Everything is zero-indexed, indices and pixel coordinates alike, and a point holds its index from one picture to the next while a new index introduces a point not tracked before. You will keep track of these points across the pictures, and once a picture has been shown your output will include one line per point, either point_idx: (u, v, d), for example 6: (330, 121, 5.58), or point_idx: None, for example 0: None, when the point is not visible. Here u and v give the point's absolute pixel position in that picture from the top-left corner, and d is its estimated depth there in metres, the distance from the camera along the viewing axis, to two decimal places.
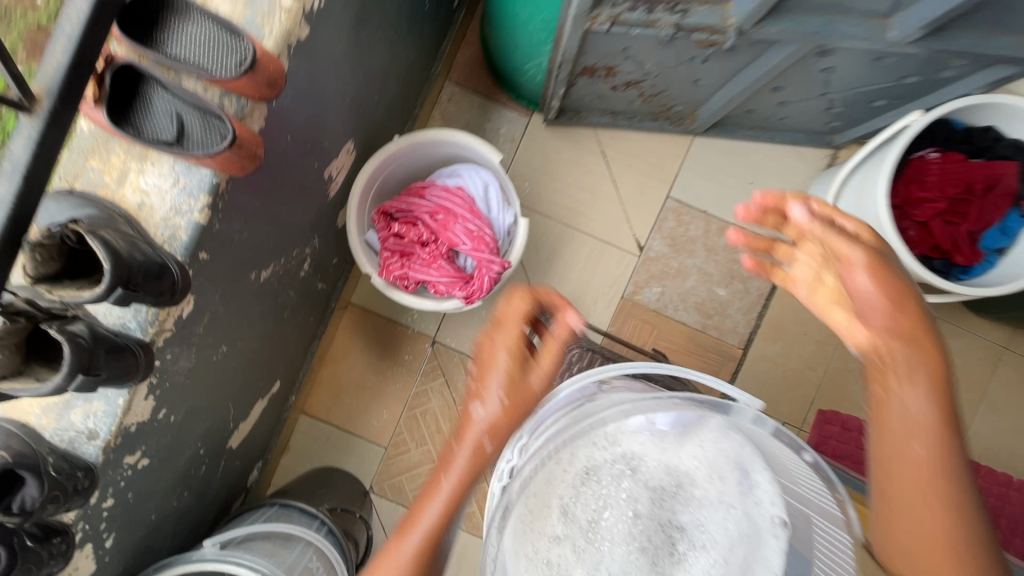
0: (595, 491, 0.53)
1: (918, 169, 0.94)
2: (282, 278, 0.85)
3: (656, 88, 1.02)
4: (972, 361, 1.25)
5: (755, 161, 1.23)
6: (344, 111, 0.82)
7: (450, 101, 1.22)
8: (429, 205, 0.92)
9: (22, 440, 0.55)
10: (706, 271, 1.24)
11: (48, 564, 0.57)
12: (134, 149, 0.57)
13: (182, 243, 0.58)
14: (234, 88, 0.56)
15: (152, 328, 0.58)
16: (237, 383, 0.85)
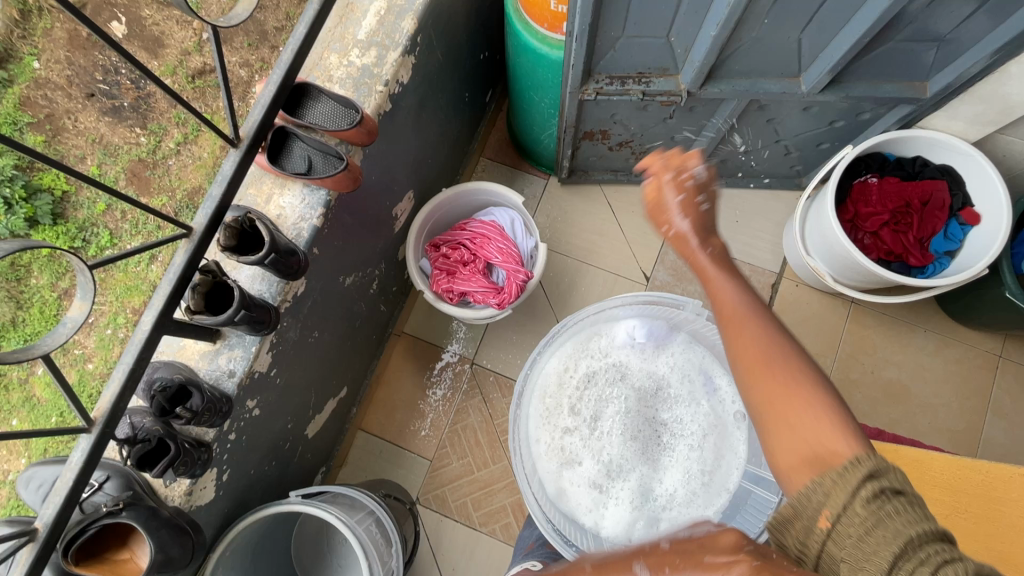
0: (594, 382, 0.95)
1: (862, 192, 1.17)
2: (358, 289, 1.11)
3: (643, 146, 1.31)
4: (971, 368, 1.34)
5: (738, 204, 1.48)
6: (408, 166, 1.13)
7: (484, 171, 1.55)
8: (468, 234, 1.20)
9: (188, 372, 0.79)
10: (706, 295, 1.43)
11: (195, 466, 0.77)
12: (278, 180, 0.87)
13: (305, 239, 0.86)
14: (346, 137, 0.86)
15: (279, 297, 0.84)
16: (320, 372, 1.07)
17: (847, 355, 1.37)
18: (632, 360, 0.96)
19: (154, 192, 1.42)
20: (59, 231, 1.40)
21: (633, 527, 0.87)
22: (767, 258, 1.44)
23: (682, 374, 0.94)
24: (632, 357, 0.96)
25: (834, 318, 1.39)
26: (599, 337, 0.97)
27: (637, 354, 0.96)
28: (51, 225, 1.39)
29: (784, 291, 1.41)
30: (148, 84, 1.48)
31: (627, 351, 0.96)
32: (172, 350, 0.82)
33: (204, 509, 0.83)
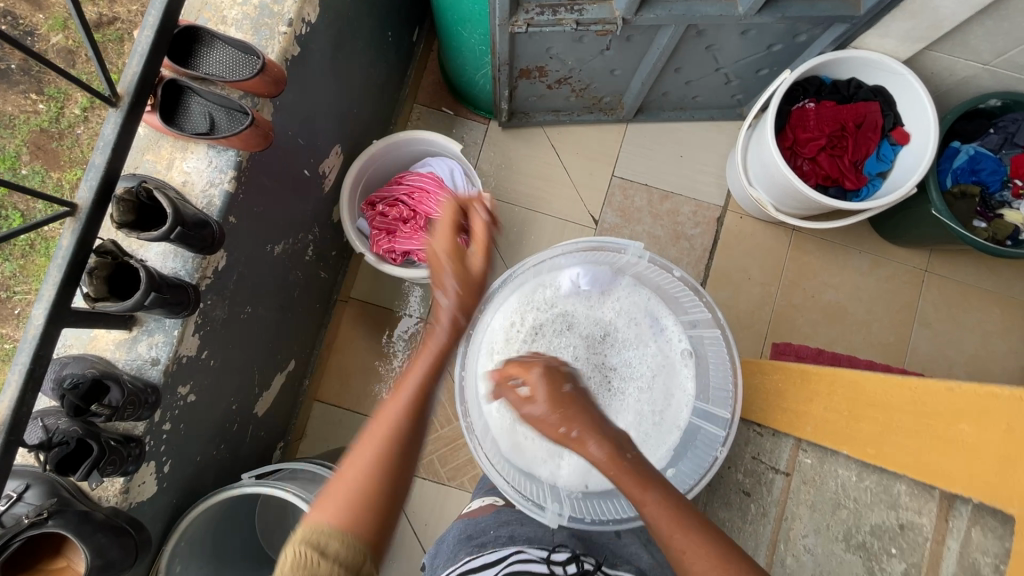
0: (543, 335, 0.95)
1: (800, 117, 1.17)
2: (291, 257, 1.03)
3: (583, 82, 1.26)
4: (899, 284, 1.41)
5: (681, 138, 1.45)
6: (331, 119, 1.03)
7: (419, 119, 1.45)
8: (405, 188, 1.14)
9: (104, 365, 0.72)
10: (654, 234, 1.43)
11: (127, 463, 0.71)
12: (178, 143, 0.77)
13: (217, 208, 0.78)
14: (248, 88, 0.76)
15: (198, 273, 0.76)
16: (259, 348, 1.01)
17: (789, 281, 1.41)
18: (579, 309, 0.97)
19: (67, 165, 1.19)
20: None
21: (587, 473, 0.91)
22: (712, 192, 1.44)
23: (629, 319, 0.97)
24: (576, 307, 0.97)
25: (777, 246, 1.42)
26: (544, 288, 0.97)
27: (583, 302, 0.97)
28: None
29: (730, 224, 1.43)
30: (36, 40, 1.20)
31: (573, 301, 0.97)
32: (81, 343, 0.74)
33: (147, 505, 0.79)
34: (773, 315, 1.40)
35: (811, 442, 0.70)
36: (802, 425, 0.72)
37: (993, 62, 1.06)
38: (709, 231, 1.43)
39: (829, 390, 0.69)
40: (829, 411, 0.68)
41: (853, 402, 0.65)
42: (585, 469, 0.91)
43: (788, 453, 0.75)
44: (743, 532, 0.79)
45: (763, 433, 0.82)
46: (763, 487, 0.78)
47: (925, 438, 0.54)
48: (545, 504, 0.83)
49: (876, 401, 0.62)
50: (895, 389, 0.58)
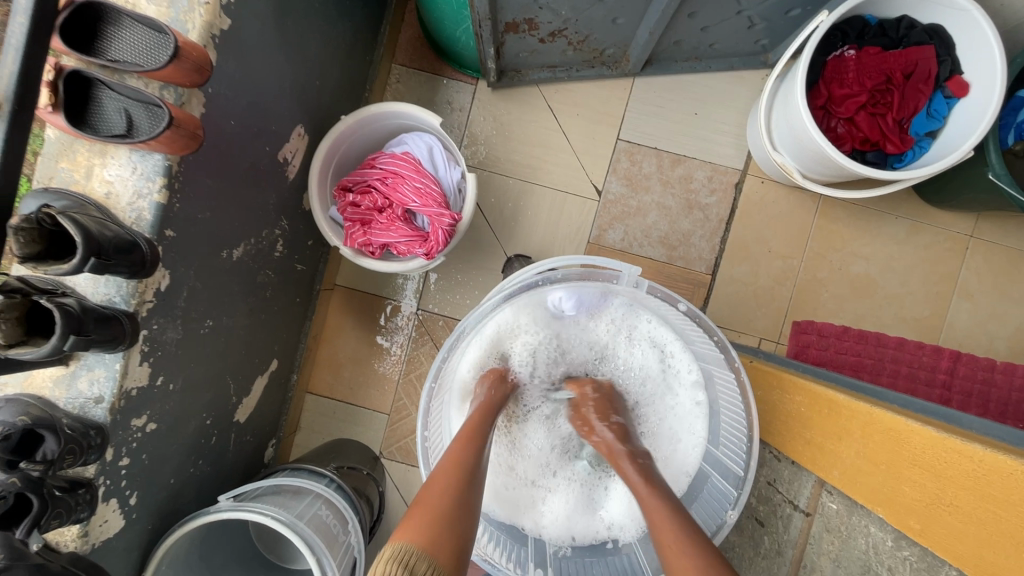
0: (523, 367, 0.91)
1: (836, 68, 1.00)
2: (255, 257, 0.93)
3: (581, 33, 1.09)
4: (939, 253, 1.27)
5: (696, 92, 1.28)
6: (288, 98, 0.90)
7: (398, 82, 1.29)
8: (379, 172, 1.01)
9: (41, 408, 0.65)
10: (665, 205, 1.28)
11: (77, 510, 0.66)
12: (94, 146, 0.66)
13: (148, 222, 0.67)
14: (167, 78, 0.64)
15: (135, 299, 0.67)
16: (231, 358, 0.94)
17: (814, 254, 1.28)
18: (567, 336, 0.92)
19: None
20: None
21: (575, 519, 0.90)
22: (730, 154, 1.28)
23: (626, 348, 0.91)
24: (565, 335, 0.92)
25: (803, 214, 1.27)
26: (525, 315, 0.88)
27: (571, 329, 0.91)
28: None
29: (749, 190, 1.28)
30: None
31: (560, 329, 0.91)
32: (15, 382, 0.66)
33: (114, 540, 0.74)
34: (795, 291, 1.28)
35: (836, 487, 0.65)
36: (828, 468, 0.66)
37: None
38: (726, 199, 1.28)
39: (862, 434, 0.62)
40: (866, 457, 0.61)
41: (893, 457, 0.57)
42: (572, 516, 0.90)
43: (810, 491, 0.70)
44: (756, 565, 0.76)
45: (780, 459, 0.77)
46: (779, 521, 0.74)
47: (982, 524, 0.47)
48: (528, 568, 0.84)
49: (923, 463, 0.54)
50: (952, 456, 0.51)
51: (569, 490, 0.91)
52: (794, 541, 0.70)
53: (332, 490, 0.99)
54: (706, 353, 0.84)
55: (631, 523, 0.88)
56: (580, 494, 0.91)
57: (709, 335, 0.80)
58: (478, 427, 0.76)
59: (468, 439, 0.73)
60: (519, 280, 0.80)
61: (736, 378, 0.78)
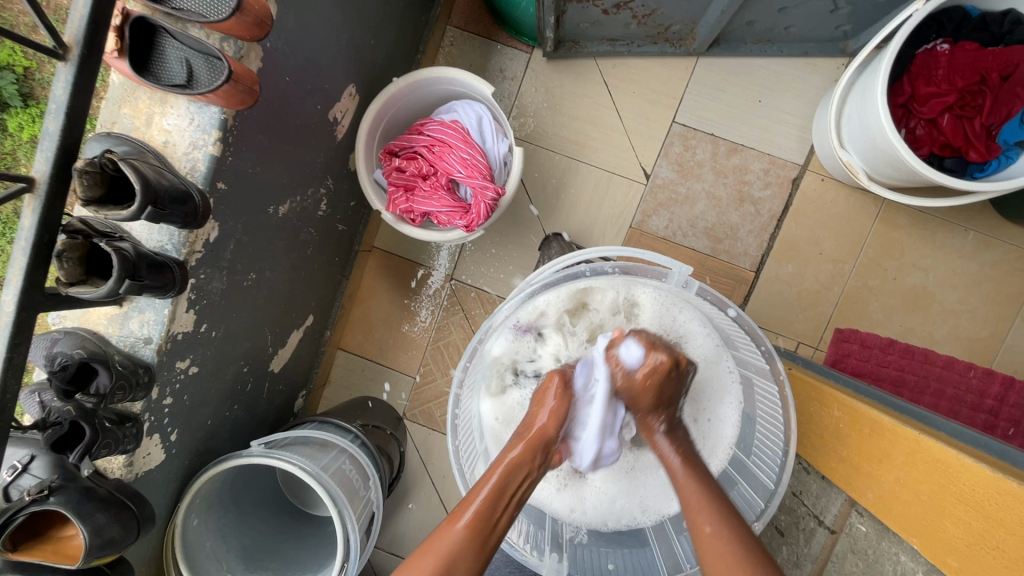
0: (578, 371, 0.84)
1: (925, 63, 0.92)
2: (300, 215, 0.95)
3: (647, 7, 1.04)
4: (1008, 272, 1.18)
5: (763, 78, 1.20)
6: (342, 57, 0.89)
7: (452, 45, 1.26)
8: (426, 139, 1.01)
9: (95, 343, 0.69)
10: (715, 195, 1.23)
11: (123, 442, 0.70)
12: (155, 94, 0.67)
13: (202, 173, 0.68)
14: (228, 30, 0.63)
15: (185, 248, 0.70)
16: (270, 310, 0.97)
17: (869, 260, 1.21)
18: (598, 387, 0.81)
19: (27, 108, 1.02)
20: (29, 117, 1.13)
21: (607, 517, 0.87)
22: (791, 147, 1.21)
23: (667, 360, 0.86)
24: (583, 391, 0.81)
25: (861, 217, 1.20)
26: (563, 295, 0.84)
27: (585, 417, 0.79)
28: (22, 109, 1.12)
29: (807, 187, 1.21)
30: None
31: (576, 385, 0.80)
32: (74, 316, 0.70)
33: (155, 472, 0.79)
34: (842, 298, 1.22)
35: (867, 509, 0.64)
36: (862, 490, 0.65)
37: None
38: (781, 194, 1.22)
39: (904, 463, 0.60)
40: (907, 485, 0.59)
41: (936, 490, 0.56)
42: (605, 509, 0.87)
43: (838, 510, 0.70)
44: None
45: (809, 472, 0.77)
46: (802, 534, 0.75)
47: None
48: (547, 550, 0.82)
49: (968, 500, 0.52)
50: (1004, 498, 0.49)
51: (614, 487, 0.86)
52: (815, 554, 0.71)
53: (356, 446, 1.03)
54: (747, 355, 0.81)
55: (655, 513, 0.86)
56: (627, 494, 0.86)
57: (756, 343, 0.77)
58: (513, 468, 0.71)
59: (507, 473, 0.70)
60: (564, 266, 0.77)
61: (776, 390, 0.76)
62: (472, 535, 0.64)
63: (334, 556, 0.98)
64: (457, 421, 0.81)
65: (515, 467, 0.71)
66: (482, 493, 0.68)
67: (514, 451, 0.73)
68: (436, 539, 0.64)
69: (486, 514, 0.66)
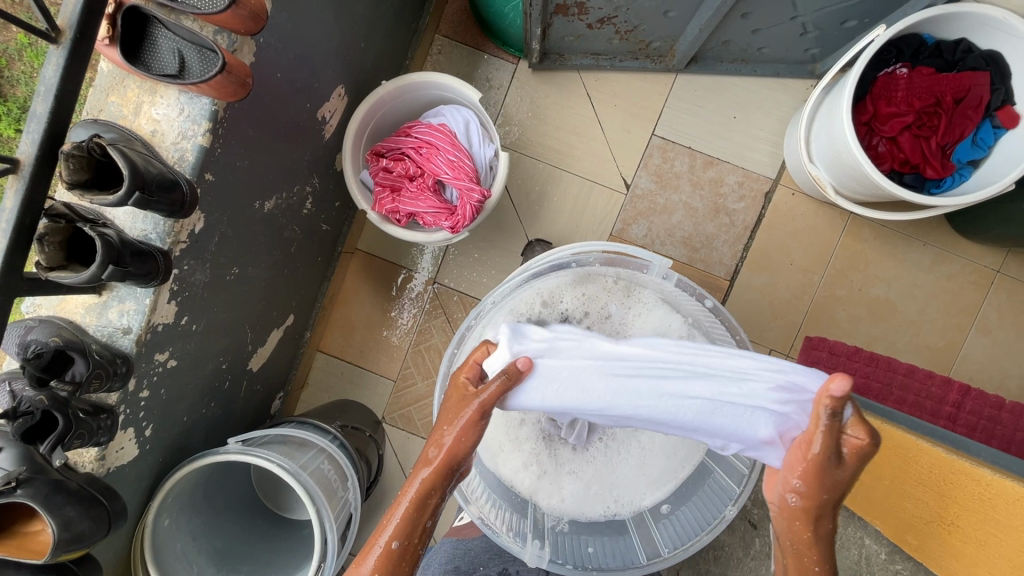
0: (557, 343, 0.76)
1: (886, 86, 0.99)
2: (285, 212, 0.95)
3: (630, 23, 1.09)
4: (963, 285, 1.25)
5: (738, 96, 1.26)
6: (333, 58, 0.91)
7: (440, 53, 1.29)
8: (414, 141, 1.03)
9: (71, 331, 0.67)
10: (692, 206, 1.28)
11: (97, 434, 0.68)
12: (145, 84, 0.67)
13: (190, 164, 0.69)
14: (223, 23, 0.64)
15: (170, 239, 0.69)
16: (251, 306, 0.96)
17: (836, 271, 1.27)
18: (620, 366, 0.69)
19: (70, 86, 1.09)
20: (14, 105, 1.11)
21: (584, 502, 0.87)
22: (763, 162, 1.27)
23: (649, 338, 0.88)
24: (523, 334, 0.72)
25: (829, 230, 1.26)
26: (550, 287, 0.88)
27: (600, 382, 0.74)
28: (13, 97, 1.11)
29: (778, 200, 1.27)
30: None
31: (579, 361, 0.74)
32: (49, 305, 0.69)
33: (127, 467, 0.77)
34: (811, 307, 1.27)
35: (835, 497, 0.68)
36: None
37: None
38: (754, 207, 1.27)
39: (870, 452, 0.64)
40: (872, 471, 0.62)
41: (896, 473, 0.61)
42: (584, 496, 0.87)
43: None
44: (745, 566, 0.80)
45: None
46: None
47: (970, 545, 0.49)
48: (529, 539, 0.83)
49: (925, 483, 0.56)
50: (957, 477, 0.53)
51: (590, 473, 0.87)
52: None
53: (335, 446, 1.02)
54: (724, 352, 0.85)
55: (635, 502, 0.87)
56: (599, 480, 0.87)
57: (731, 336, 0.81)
58: (421, 498, 0.64)
59: (413, 509, 0.64)
60: (550, 259, 0.84)
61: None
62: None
63: (309, 558, 0.96)
64: (442, 406, 0.85)
65: (428, 491, 0.64)
66: (387, 535, 0.63)
67: (421, 479, 0.64)
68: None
69: (397, 557, 0.63)
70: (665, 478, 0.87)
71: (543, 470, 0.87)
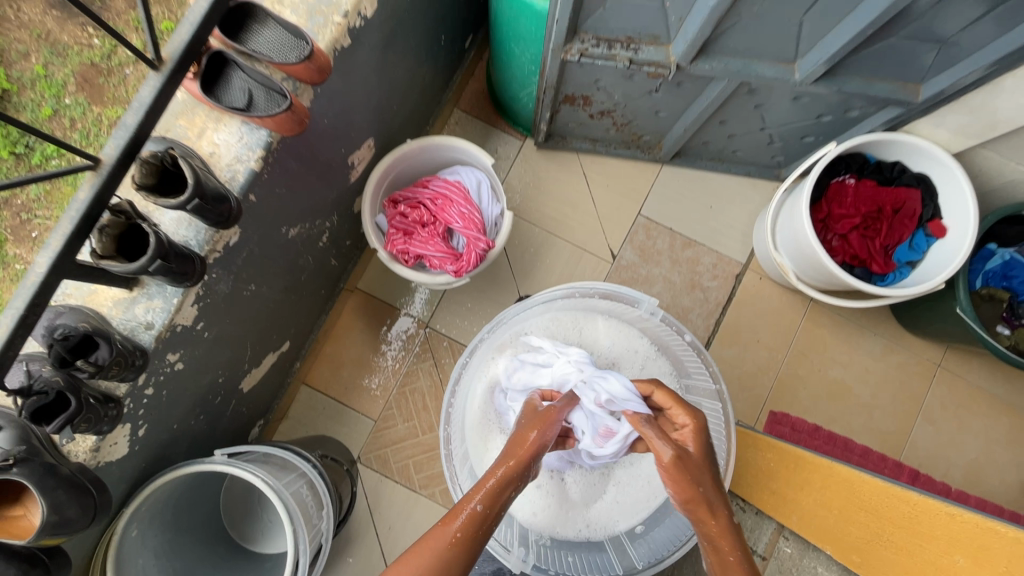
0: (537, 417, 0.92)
1: (838, 191, 1.17)
2: (305, 241, 1.03)
3: (626, 117, 1.26)
4: (910, 376, 1.38)
5: (714, 189, 1.44)
6: (370, 114, 1.04)
7: (457, 124, 1.45)
8: (430, 192, 1.14)
9: (97, 321, 0.71)
10: (671, 280, 1.40)
11: (101, 422, 0.70)
12: (213, 113, 0.77)
13: (239, 184, 0.77)
14: (293, 72, 0.76)
15: (208, 246, 0.76)
16: (257, 325, 1.01)
17: (798, 352, 1.38)
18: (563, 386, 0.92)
19: (101, 103, 1.23)
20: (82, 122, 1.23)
21: (562, 519, 0.93)
22: (734, 247, 1.42)
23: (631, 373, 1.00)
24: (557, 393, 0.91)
25: (792, 313, 1.39)
26: (545, 320, 1.02)
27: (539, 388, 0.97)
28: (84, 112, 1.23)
29: (747, 283, 1.41)
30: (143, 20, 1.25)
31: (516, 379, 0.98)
32: (80, 295, 0.73)
33: (113, 465, 0.78)
34: (776, 383, 1.37)
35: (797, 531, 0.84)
36: (789, 513, 0.86)
37: None
38: (726, 286, 1.41)
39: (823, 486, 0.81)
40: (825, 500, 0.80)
41: (846, 503, 0.77)
42: (562, 512, 0.94)
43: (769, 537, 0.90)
44: None
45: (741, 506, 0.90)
46: None
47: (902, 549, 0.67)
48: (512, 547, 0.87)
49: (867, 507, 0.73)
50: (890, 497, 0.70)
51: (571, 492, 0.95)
52: None
53: (315, 473, 1.02)
54: (698, 386, 0.96)
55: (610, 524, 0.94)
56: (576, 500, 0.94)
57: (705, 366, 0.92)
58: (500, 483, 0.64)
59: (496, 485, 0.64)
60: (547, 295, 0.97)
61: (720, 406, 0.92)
62: (463, 548, 0.57)
63: None
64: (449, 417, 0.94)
65: (503, 485, 0.65)
66: (475, 499, 0.62)
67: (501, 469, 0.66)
68: (426, 543, 0.57)
69: (483, 519, 0.61)
70: (639, 503, 0.94)
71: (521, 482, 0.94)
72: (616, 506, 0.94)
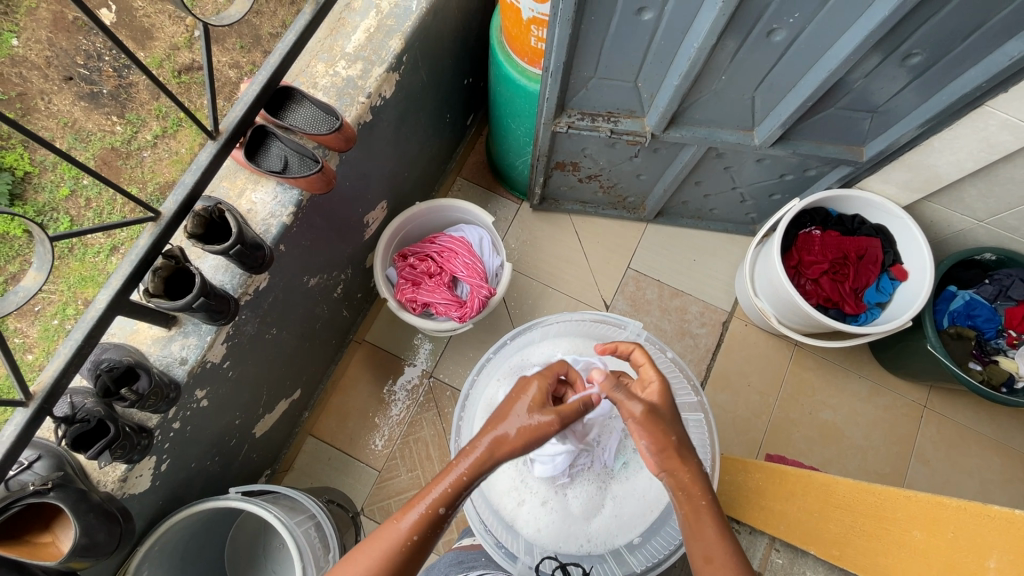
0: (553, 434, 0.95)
1: (806, 241, 1.29)
2: (322, 291, 1.13)
3: (611, 181, 1.41)
4: (898, 416, 1.42)
5: (696, 244, 1.56)
6: (384, 179, 1.17)
7: (459, 190, 1.60)
8: (437, 247, 1.26)
9: (138, 356, 0.78)
10: (661, 328, 1.49)
11: (133, 451, 0.76)
12: (253, 176, 0.89)
13: (272, 235, 0.88)
14: (323, 141, 0.89)
15: (241, 288, 0.85)
16: (274, 369, 1.07)
17: (788, 394, 1.44)
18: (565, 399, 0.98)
19: (125, 182, 1.38)
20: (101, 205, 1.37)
21: (562, 536, 0.96)
22: (719, 296, 1.52)
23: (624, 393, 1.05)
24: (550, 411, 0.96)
25: (779, 357, 1.47)
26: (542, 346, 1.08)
27: None
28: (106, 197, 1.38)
29: (734, 329, 1.49)
30: (164, 113, 1.42)
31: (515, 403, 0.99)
32: (123, 334, 0.82)
33: (134, 499, 0.81)
34: (769, 425, 1.41)
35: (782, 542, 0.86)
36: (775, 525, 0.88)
37: (988, 220, 1.17)
38: (714, 333, 1.49)
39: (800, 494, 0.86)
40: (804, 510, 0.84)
41: (823, 505, 0.81)
42: (563, 530, 0.96)
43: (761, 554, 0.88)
44: None
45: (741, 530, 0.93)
46: None
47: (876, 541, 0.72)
48: (517, 555, 0.93)
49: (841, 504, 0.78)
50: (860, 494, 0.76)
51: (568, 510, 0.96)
52: None
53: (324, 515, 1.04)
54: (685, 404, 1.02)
55: (609, 539, 0.97)
56: (575, 518, 0.96)
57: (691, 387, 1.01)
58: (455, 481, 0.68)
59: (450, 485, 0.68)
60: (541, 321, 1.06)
61: (702, 419, 1.01)
62: (416, 544, 0.65)
63: None
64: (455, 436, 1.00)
65: (461, 484, 0.68)
66: (431, 500, 0.67)
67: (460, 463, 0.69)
68: (379, 539, 0.66)
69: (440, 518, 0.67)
70: (635, 520, 0.97)
71: (523, 500, 0.97)
72: (616, 524, 0.97)
